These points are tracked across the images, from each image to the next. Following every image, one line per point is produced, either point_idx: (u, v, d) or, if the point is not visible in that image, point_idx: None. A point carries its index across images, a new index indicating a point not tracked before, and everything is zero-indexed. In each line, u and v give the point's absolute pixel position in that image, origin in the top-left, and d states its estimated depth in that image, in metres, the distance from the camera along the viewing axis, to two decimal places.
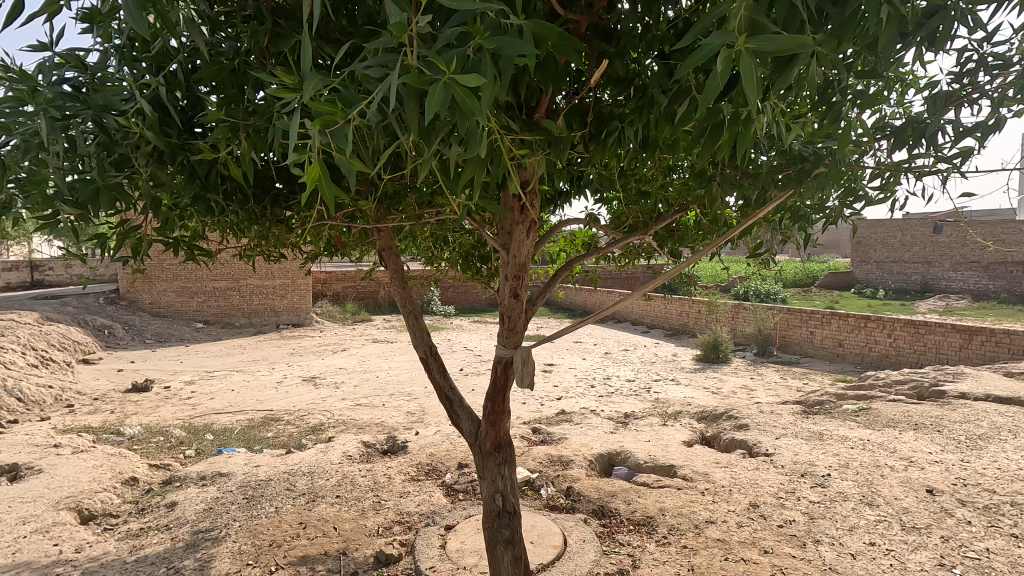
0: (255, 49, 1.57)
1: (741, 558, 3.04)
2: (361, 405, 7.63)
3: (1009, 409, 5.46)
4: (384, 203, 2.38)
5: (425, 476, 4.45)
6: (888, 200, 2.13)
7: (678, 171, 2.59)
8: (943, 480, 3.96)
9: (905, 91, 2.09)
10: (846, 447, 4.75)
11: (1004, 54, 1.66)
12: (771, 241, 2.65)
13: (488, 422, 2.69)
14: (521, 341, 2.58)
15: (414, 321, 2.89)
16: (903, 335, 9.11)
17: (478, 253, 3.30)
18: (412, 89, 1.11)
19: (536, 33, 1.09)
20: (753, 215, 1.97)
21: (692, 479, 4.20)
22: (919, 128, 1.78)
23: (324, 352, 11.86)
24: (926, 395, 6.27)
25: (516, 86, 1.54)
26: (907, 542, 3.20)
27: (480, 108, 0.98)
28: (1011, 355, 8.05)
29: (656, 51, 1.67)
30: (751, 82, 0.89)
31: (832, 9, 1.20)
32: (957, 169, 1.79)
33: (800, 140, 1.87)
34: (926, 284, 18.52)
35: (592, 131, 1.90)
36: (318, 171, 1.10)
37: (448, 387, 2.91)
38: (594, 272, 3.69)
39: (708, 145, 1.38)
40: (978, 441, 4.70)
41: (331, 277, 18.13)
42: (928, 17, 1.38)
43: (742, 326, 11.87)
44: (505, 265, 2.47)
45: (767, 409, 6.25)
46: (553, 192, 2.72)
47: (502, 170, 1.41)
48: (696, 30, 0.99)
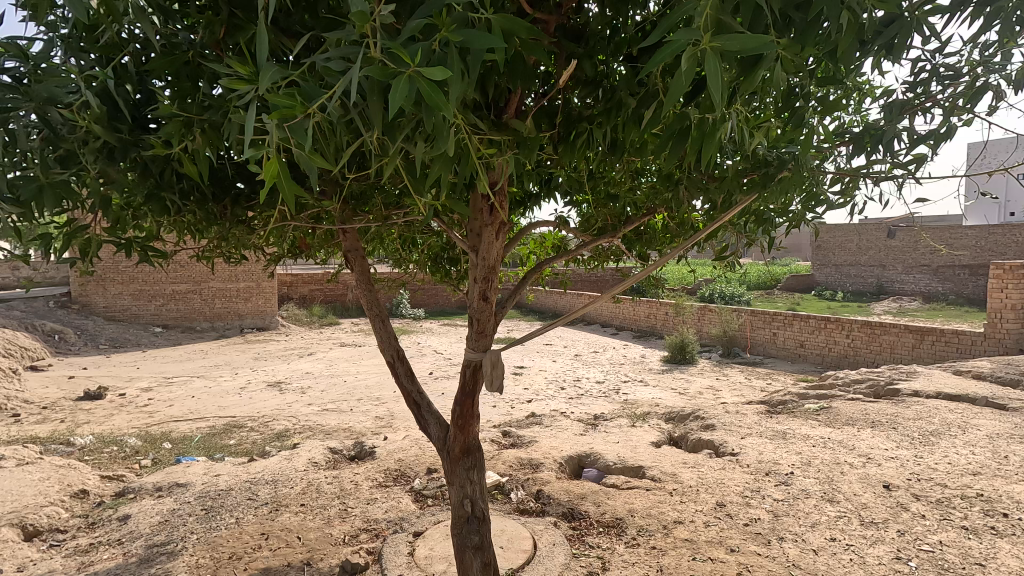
0: (211, 40, 1.50)
1: (708, 557, 3.07)
2: (328, 410, 7.47)
3: (958, 405, 5.71)
4: (350, 204, 2.32)
5: (393, 482, 4.37)
6: (847, 204, 2.19)
7: (646, 175, 2.61)
8: (898, 475, 4.11)
9: (862, 99, 2.15)
10: (809, 445, 4.87)
11: (955, 65, 1.72)
12: (736, 244, 2.67)
13: (457, 427, 2.65)
14: (490, 345, 2.54)
15: (381, 324, 2.83)
16: (861, 335, 9.42)
17: (448, 255, 3.27)
18: (375, 84, 1.08)
19: (503, 29, 1.06)
20: (720, 219, 1.99)
21: (660, 479, 4.24)
22: (876, 135, 1.83)
23: (290, 357, 11.58)
24: (881, 393, 6.50)
25: (484, 85, 1.52)
26: (867, 537, 3.28)
27: (447, 104, 0.95)
28: (959, 354, 8.42)
29: (625, 53, 1.68)
30: (714, 83, 0.89)
31: (795, 15, 1.21)
32: (912, 175, 1.85)
33: (764, 144, 1.90)
34: (881, 287, 19.29)
35: (561, 133, 1.89)
36: (276, 168, 1.06)
37: (416, 391, 2.85)
38: (565, 275, 3.66)
39: (675, 148, 1.38)
40: (930, 437, 4.90)
41: (298, 279, 17.78)
42: (885, 27, 1.42)
43: (708, 328, 12.12)
44: (474, 268, 2.44)
45: (732, 409, 6.38)
46: (523, 195, 2.69)
47: (471, 170, 1.38)
48: (662, 28, 0.98)
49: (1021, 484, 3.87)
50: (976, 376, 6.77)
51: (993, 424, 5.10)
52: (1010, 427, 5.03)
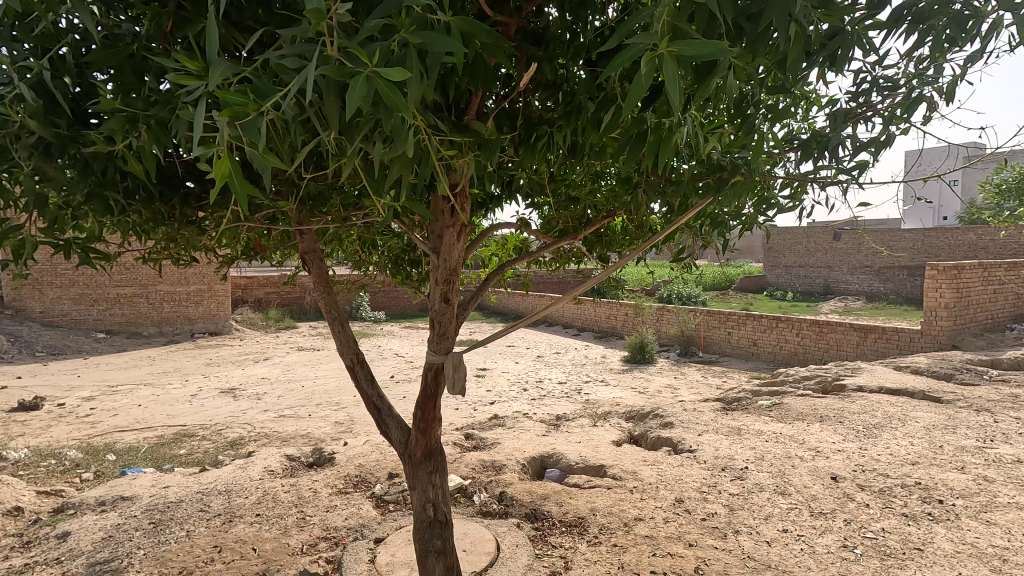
0: (158, 33, 1.43)
1: (667, 552, 3.14)
2: (285, 416, 7.27)
3: (898, 399, 6.03)
4: (307, 204, 2.26)
5: (353, 488, 4.28)
6: (796, 208, 2.28)
7: (606, 178, 2.65)
8: (844, 467, 4.30)
9: (809, 107, 2.24)
10: (762, 440, 5.05)
11: (893, 77, 1.82)
12: (692, 246, 2.74)
13: (419, 431, 2.62)
14: (452, 347, 2.52)
15: (340, 328, 2.77)
16: (809, 334, 9.82)
17: (409, 257, 3.23)
18: (331, 83, 1.06)
19: (463, 31, 1.06)
20: (677, 222, 2.04)
21: (621, 477, 4.30)
22: (822, 142, 1.92)
23: (244, 362, 11.19)
24: (829, 389, 6.79)
25: (444, 86, 1.51)
26: (816, 527, 3.43)
27: (406, 105, 0.94)
28: (899, 350, 8.89)
29: (584, 58, 1.70)
30: (670, 88, 0.91)
31: (747, 24, 1.25)
32: (856, 180, 1.94)
33: (718, 150, 1.96)
34: (828, 287, 20.18)
35: (522, 135, 1.90)
36: (226, 167, 1.02)
37: (376, 395, 2.80)
38: (527, 277, 3.68)
39: (634, 152, 1.41)
40: (874, 429, 5.15)
41: (253, 282, 17.23)
42: (829, 39, 1.48)
43: (666, 328, 12.41)
44: (435, 270, 2.42)
45: (690, 407, 6.54)
46: (485, 197, 2.69)
47: (431, 171, 1.37)
48: (620, 34, 1.00)
49: (955, 472, 4.12)
50: (914, 371, 7.16)
51: (929, 416, 5.40)
52: (944, 418, 5.34)
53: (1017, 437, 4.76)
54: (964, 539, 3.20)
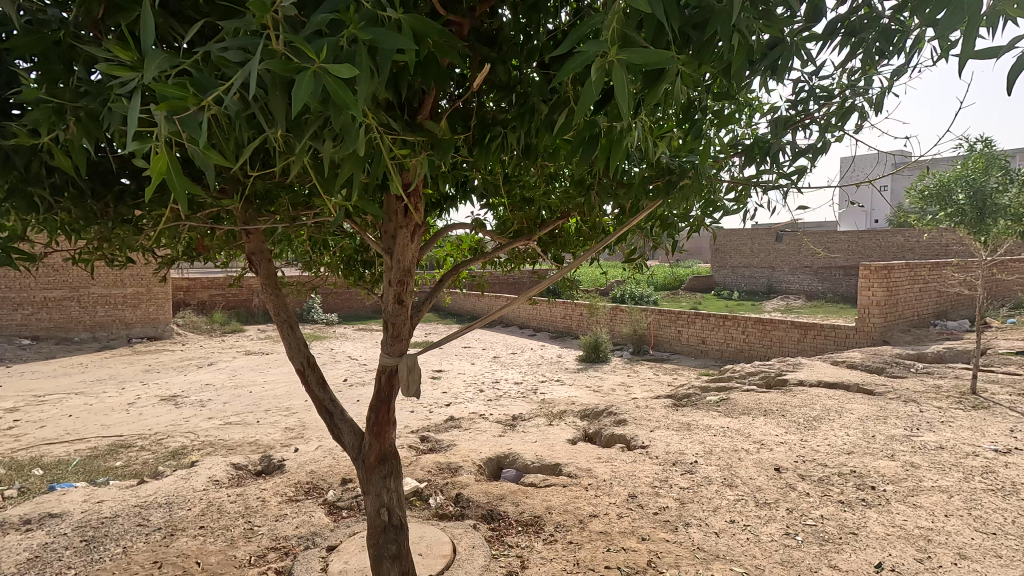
0: (87, 21, 1.35)
1: (621, 547, 3.20)
2: (232, 423, 6.99)
3: (835, 392, 6.37)
4: (254, 203, 2.19)
5: (305, 496, 4.15)
6: (741, 211, 2.37)
7: (559, 179, 2.68)
8: (787, 458, 4.51)
9: (752, 114, 2.34)
10: (711, 434, 5.23)
11: (828, 87, 1.92)
12: (644, 247, 2.80)
13: (373, 434, 2.57)
14: (406, 349, 2.49)
15: (289, 331, 2.69)
16: (754, 331, 10.23)
17: (362, 257, 3.17)
18: (277, 78, 1.03)
19: (414, 29, 1.05)
20: (628, 223, 2.09)
21: (576, 475, 4.36)
22: (764, 147, 2.01)
23: (187, 368, 10.69)
24: (772, 384, 7.10)
25: (396, 84, 1.49)
26: (761, 516, 3.57)
27: (356, 102, 0.92)
28: (836, 346, 9.40)
29: (538, 60, 1.72)
30: (620, 93, 0.92)
31: (693, 33, 1.29)
32: (795, 184, 2.04)
33: (667, 153, 2.02)
34: (771, 287, 21.10)
35: (476, 135, 1.89)
36: (164, 163, 0.97)
37: (328, 399, 2.73)
38: (482, 278, 3.68)
39: (587, 154, 1.43)
40: (813, 421, 5.42)
41: (196, 284, 16.48)
42: (771, 49, 1.55)
43: (619, 327, 12.67)
44: (388, 270, 2.38)
45: (643, 404, 6.70)
46: (439, 197, 2.66)
47: (383, 171, 1.35)
48: (572, 38, 1.01)
49: (886, 459, 4.38)
50: (849, 365, 7.57)
51: (863, 408, 5.73)
52: (876, 410, 5.68)
53: (940, 425, 5.12)
54: (893, 522, 3.41)
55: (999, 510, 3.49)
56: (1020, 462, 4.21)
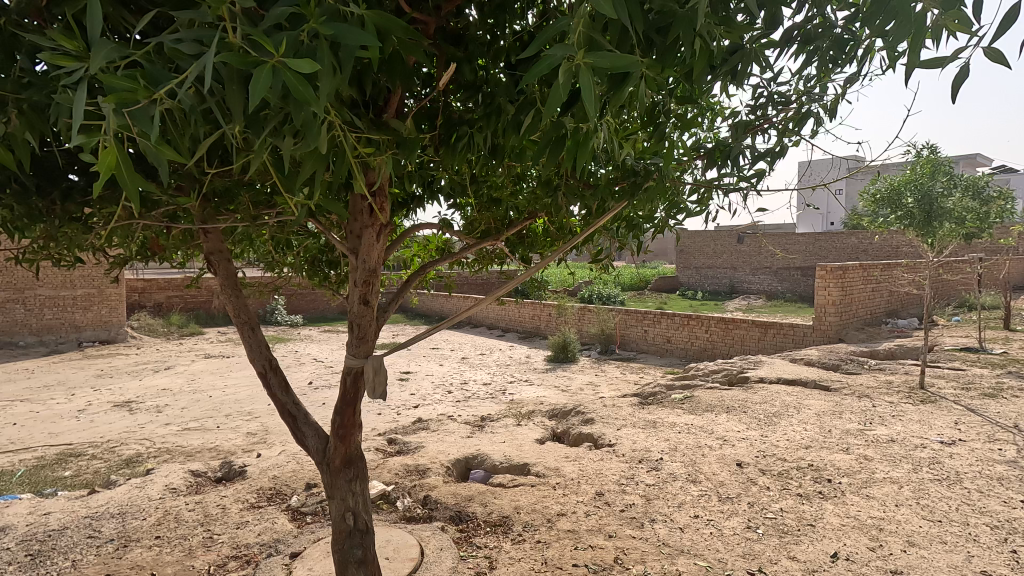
0: (30, 6, 1.28)
1: (589, 545, 3.23)
2: (190, 429, 6.75)
3: (794, 389, 6.59)
4: (212, 202, 2.12)
5: (267, 502, 4.05)
6: (703, 213, 2.42)
7: (527, 180, 2.69)
8: (748, 454, 4.63)
9: (713, 118, 2.40)
10: (675, 432, 5.33)
11: (785, 94, 1.98)
12: (610, 248, 2.83)
13: (338, 437, 2.52)
14: (372, 350, 2.45)
15: (250, 333, 2.61)
16: (717, 330, 10.47)
17: (326, 258, 3.12)
18: (234, 72, 1.00)
19: (378, 26, 1.03)
20: (595, 224, 2.10)
21: (544, 475, 4.38)
22: (725, 151, 2.06)
23: (142, 372, 10.28)
24: (734, 381, 7.28)
25: (360, 81, 1.46)
26: (723, 511, 3.66)
27: (316, 99, 0.91)
28: (795, 344, 9.72)
29: (505, 61, 1.72)
30: (586, 96, 0.93)
31: (656, 37, 1.30)
32: (754, 187, 2.10)
33: (632, 155, 2.04)
34: (733, 287, 21.65)
35: (442, 135, 1.88)
36: (112, 159, 0.93)
37: (292, 402, 2.67)
38: (449, 278, 3.65)
39: (553, 155, 1.44)
40: (773, 417, 5.59)
41: (151, 285, 15.88)
42: (731, 54, 1.58)
43: (587, 327, 12.80)
44: (353, 271, 2.34)
45: (610, 403, 6.78)
46: (405, 196, 2.63)
47: (347, 169, 1.33)
48: (538, 41, 1.01)
49: (841, 453, 4.55)
50: (807, 363, 7.84)
51: (820, 404, 5.94)
52: (832, 405, 5.89)
53: (891, 419, 5.35)
54: (848, 513, 3.54)
55: (944, 499, 3.67)
56: (963, 453, 4.44)
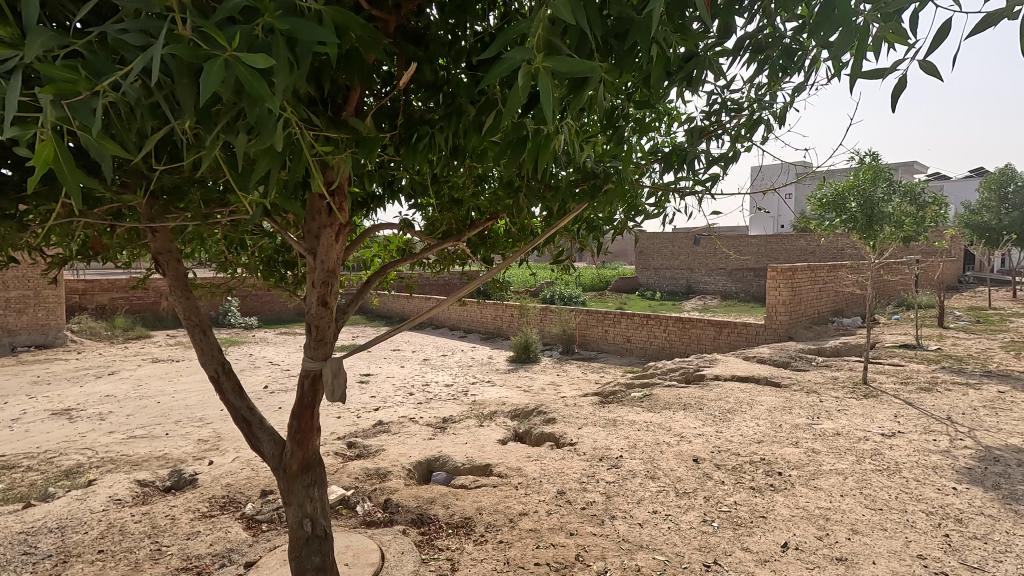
0: None
1: (550, 543, 3.26)
2: (136, 437, 6.45)
3: (747, 386, 6.81)
4: (161, 199, 2.03)
5: (220, 511, 3.91)
6: (660, 215, 2.48)
7: (489, 181, 2.69)
8: (704, 449, 4.77)
9: (671, 123, 2.46)
10: (635, 429, 5.43)
11: (738, 101, 2.06)
12: (571, 249, 2.86)
13: (295, 442, 2.46)
14: (331, 352, 2.40)
15: (201, 335, 2.51)
16: (674, 330, 10.73)
17: (283, 258, 3.03)
18: (184, 65, 0.97)
19: (335, 22, 1.02)
20: (556, 226, 2.12)
21: (506, 475, 4.39)
22: (682, 155, 2.11)
23: (83, 378, 9.74)
24: (691, 379, 7.48)
25: (318, 78, 1.44)
26: (680, 505, 3.75)
27: (271, 95, 0.88)
28: (747, 343, 10.06)
29: (465, 62, 1.72)
30: (546, 97, 0.94)
31: (614, 42, 1.33)
32: (709, 190, 2.16)
33: (592, 158, 2.08)
34: (690, 287, 22.24)
35: (402, 134, 1.86)
36: (48, 152, 0.88)
37: (246, 407, 2.58)
38: (410, 279, 3.62)
39: (514, 156, 1.45)
40: (727, 414, 5.77)
41: (94, 287, 15.09)
42: (687, 61, 1.62)
43: (549, 327, 12.89)
44: (311, 271, 2.28)
45: (571, 403, 6.84)
46: (365, 196, 2.59)
47: (304, 167, 1.30)
48: (498, 43, 1.02)
49: (790, 447, 4.74)
50: (759, 360, 8.13)
51: (771, 399, 6.17)
52: (783, 401, 6.13)
53: (836, 413, 5.60)
54: (797, 504, 3.70)
55: (885, 488, 3.88)
56: (902, 444, 4.69)
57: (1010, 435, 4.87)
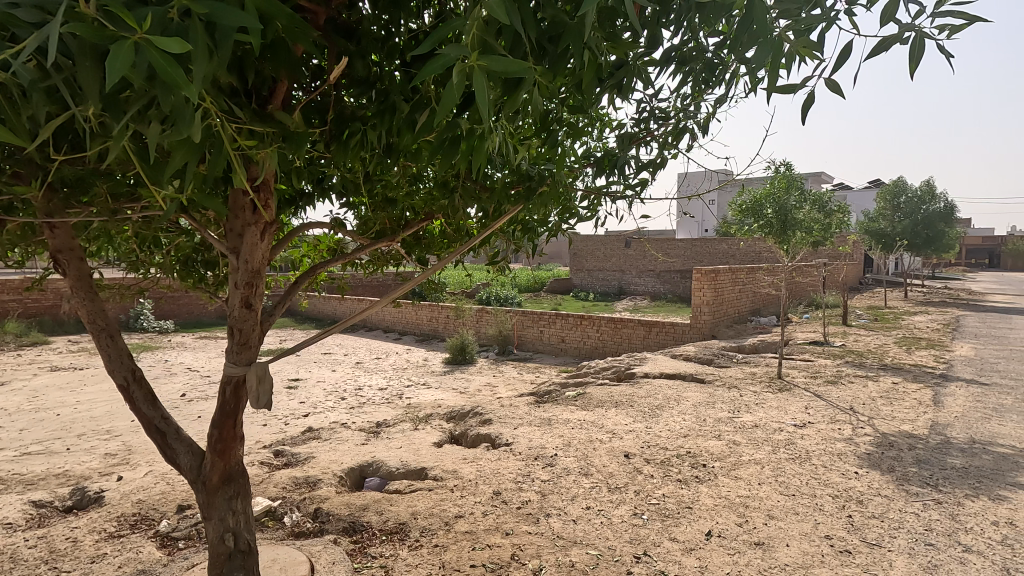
0: None
1: (486, 544, 3.26)
2: (32, 453, 5.86)
3: (675, 383, 7.12)
4: (62, 192, 1.86)
5: (130, 530, 3.62)
6: (593, 218, 2.55)
7: (423, 181, 2.66)
8: (634, 445, 4.94)
9: (602, 129, 2.53)
10: (569, 428, 5.54)
11: (665, 110, 2.15)
12: (506, 250, 2.87)
13: (215, 453, 2.32)
14: (256, 357, 2.29)
15: (108, 341, 2.31)
16: (606, 329, 11.03)
17: (202, 257, 2.85)
18: (87, 47, 0.90)
19: (259, 9, 0.97)
20: (491, 227, 2.12)
21: (442, 477, 4.35)
22: (613, 161, 2.18)
23: None
24: (622, 377, 7.72)
25: (241, 69, 1.37)
26: (613, 500, 3.86)
27: (188, 82, 0.83)
28: (674, 341, 10.50)
29: (399, 59, 1.69)
30: (480, 97, 0.93)
31: (548, 46, 1.35)
32: (638, 195, 2.25)
33: (528, 161, 2.10)
34: (621, 288, 22.96)
35: (332, 130, 1.80)
36: None
37: (159, 417, 2.41)
38: (342, 279, 3.51)
39: (448, 156, 1.44)
40: (656, 410, 6.00)
41: None
42: (617, 69, 1.67)
43: (485, 328, 12.92)
44: (234, 272, 2.17)
45: (507, 403, 6.88)
46: (293, 192, 2.48)
47: (225, 162, 1.23)
48: (432, 40, 1.01)
49: (714, 440, 4.99)
50: (685, 357, 8.51)
51: (696, 395, 6.48)
52: (707, 396, 6.45)
53: (754, 407, 5.97)
54: (719, 494, 3.90)
55: (797, 475, 4.17)
56: (812, 433, 5.07)
57: (902, 422, 5.38)
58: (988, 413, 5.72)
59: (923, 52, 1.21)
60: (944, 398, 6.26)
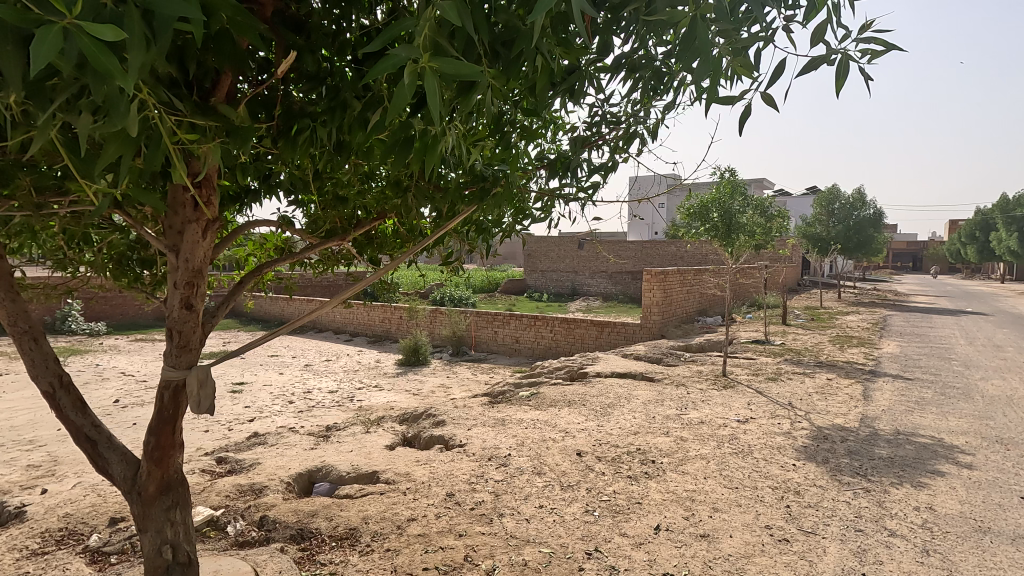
0: None
1: (439, 546, 3.24)
2: None
3: (626, 381, 7.28)
4: None
5: (57, 546, 3.40)
6: (546, 219, 2.57)
7: (376, 179, 2.61)
8: (587, 443, 5.02)
9: (556, 132, 2.57)
10: (523, 427, 5.57)
11: (616, 115, 2.20)
12: (460, 251, 2.86)
13: (152, 461, 2.20)
14: (196, 360, 2.19)
15: (31, 344, 2.15)
16: (560, 329, 11.15)
17: (138, 255, 2.70)
18: (8, 30, 0.84)
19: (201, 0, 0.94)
20: (445, 227, 2.11)
21: (394, 481, 4.28)
22: (566, 164, 2.21)
23: None
24: (575, 377, 7.82)
25: (182, 59, 1.31)
26: (565, 498, 3.91)
27: (122, 73, 0.79)
28: (625, 340, 10.72)
29: (350, 55, 1.66)
30: (432, 99, 0.93)
31: (501, 50, 1.34)
32: (590, 197, 2.29)
33: (481, 162, 2.10)
34: (575, 288, 23.31)
35: (280, 126, 1.74)
36: None
37: (90, 425, 2.26)
38: (290, 279, 3.40)
39: (401, 155, 1.42)
40: (608, 408, 6.12)
41: None
42: (569, 74, 1.69)
43: (439, 329, 12.84)
44: (174, 271, 2.06)
45: (461, 404, 6.85)
46: (238, 189, 2.39)
47: (164, 157, 1.18)
48: (385, 38, 0.99)
49: (662, 436, 5.14)
50: (636, 356, 8.72)
51: (646, 393, 6.65)
52: (656, 394, 6.63)
53: (701, 403, 6.18)
54: (667, 489, 4.02)
55: (740, 469, 4.35)
56: (754, 429, 5.29)
57: (836, 416, 5.71)
58: (911, 406, 6.15)
59: (847, 72, 1.29)
60: (873, 392, 6.68)
